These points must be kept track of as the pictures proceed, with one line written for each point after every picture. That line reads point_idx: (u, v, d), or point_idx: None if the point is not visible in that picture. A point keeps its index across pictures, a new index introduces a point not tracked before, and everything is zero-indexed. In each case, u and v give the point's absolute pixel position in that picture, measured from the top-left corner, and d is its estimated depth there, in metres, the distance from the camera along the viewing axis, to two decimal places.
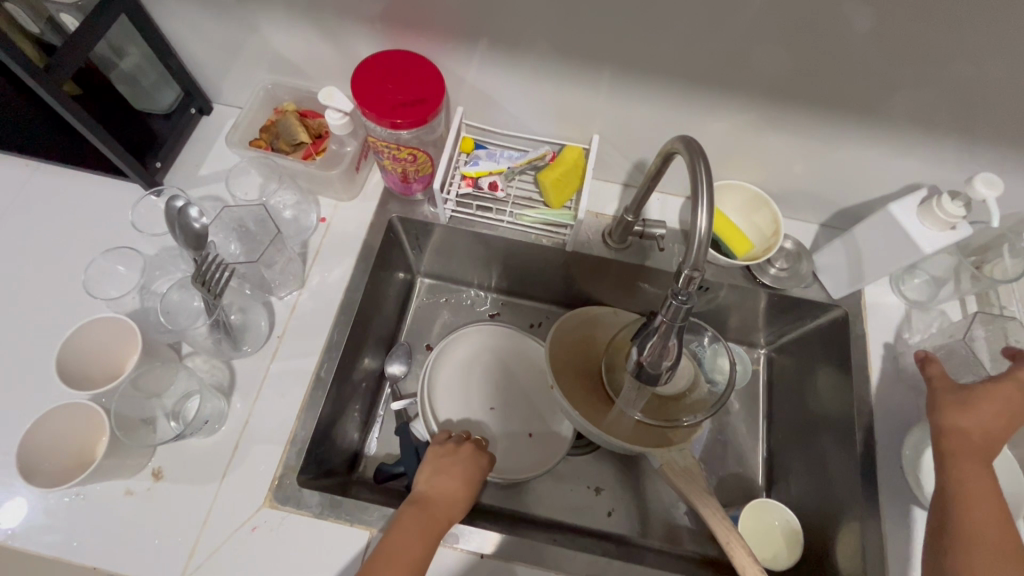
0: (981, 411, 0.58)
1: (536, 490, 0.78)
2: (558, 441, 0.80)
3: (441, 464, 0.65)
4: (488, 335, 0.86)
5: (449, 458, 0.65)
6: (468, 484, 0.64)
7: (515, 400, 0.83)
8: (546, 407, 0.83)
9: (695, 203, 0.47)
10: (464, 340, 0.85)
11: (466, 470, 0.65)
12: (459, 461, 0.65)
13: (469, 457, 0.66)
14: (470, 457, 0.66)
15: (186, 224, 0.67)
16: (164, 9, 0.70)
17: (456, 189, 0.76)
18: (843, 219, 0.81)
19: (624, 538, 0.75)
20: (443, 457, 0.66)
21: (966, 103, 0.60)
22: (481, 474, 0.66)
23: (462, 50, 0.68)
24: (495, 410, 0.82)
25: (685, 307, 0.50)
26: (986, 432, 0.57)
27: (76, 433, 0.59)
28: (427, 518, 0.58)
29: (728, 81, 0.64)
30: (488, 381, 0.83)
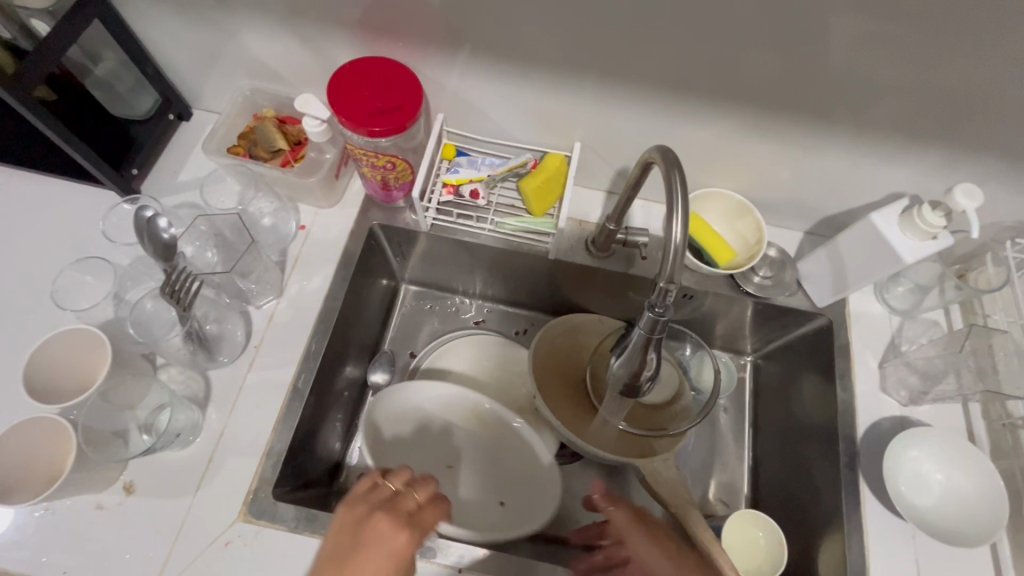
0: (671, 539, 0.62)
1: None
2: (530, 509, 0.72)
3: (343, 547, 0.50)
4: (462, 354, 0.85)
5: (354, 538, 0.50)
6: None
7: (485, 456, 0.77)
8: (521, 466, 0.75)
9: (670, 214, 0.46)
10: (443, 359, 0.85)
11: (376, 559, 0.49)
12: (368, 542, 0.50)
13: (385, 534, 0.51)
14: (382, 540, 0.50)
15: (154, 234, 0.67)
16: (139, 13, 0.69)
17: (437, 198, 0.76)
18: (828, 226, 0.81)
19: None
20: (347, 536, 0.51)
21: (947, 112, 0.59)
22: (400, 561, 0.50)
23: (442, 56, 0.67)
24: (456, 467, 0.76)
25: (663, 318, 0.49)
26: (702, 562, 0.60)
27: (44, 448, 0.58)
28: None
29: (710, 88, 0.64)
30: (460, 435, 0.78)
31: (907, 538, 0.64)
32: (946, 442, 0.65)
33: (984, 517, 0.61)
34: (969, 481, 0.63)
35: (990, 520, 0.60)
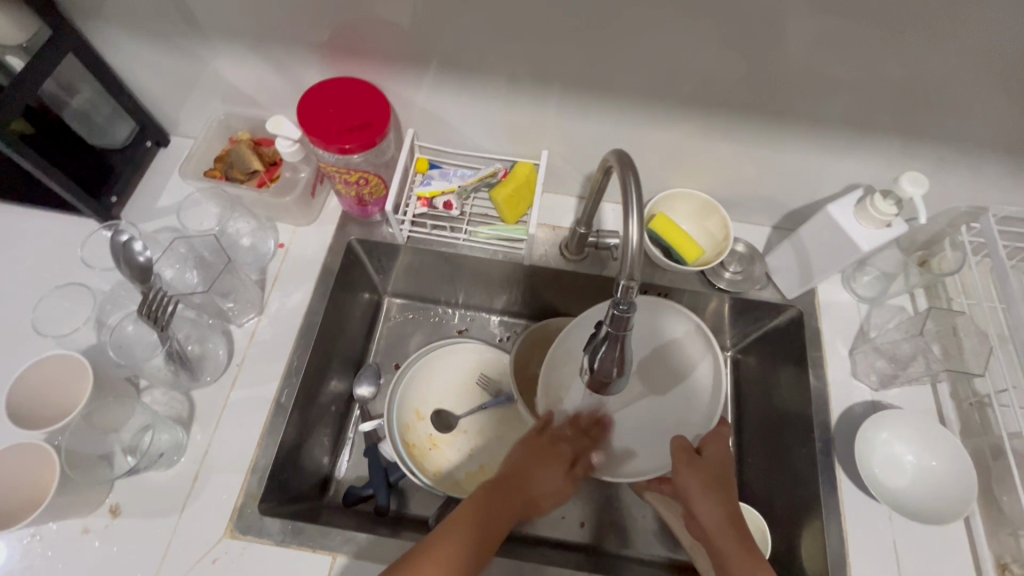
0: (712, 474, 0.59)
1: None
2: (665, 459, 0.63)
3: (532, 454, 0.64)
4: (488, 353, 0.86)
5: (542, 452, 0.64)
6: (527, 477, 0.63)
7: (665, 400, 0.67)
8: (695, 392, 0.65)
9: (626, 215, 0.48)
10: (476, 350, 0.86)
11: (548, 472, 0.63)
12: (548, 453, 0.64)
13: (551, 452, 0.63)
14: (557, 454, 0.63)
15: (130, 258, 0.65)
16: (113, 45, 0.71)
17: (411, 210, 0.78)
18: (793, 220, 0.84)
19: (602, 548, 0.76)
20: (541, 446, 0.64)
21: (894, 105, 0.62)
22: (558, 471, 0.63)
23: (410, 74, 0.70)
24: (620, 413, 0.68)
25: (628, 314, 0.48)
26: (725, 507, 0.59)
27: (26, 474, 0.58)
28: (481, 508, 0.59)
29: (667, 93, 0.66)
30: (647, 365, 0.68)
31: (884, 520, 0.65)
32: (915, 423, 0.66)
33: (953, 494, 0.62)
34: (938, 460, 0.64)
35: (959, 494, 0.62)
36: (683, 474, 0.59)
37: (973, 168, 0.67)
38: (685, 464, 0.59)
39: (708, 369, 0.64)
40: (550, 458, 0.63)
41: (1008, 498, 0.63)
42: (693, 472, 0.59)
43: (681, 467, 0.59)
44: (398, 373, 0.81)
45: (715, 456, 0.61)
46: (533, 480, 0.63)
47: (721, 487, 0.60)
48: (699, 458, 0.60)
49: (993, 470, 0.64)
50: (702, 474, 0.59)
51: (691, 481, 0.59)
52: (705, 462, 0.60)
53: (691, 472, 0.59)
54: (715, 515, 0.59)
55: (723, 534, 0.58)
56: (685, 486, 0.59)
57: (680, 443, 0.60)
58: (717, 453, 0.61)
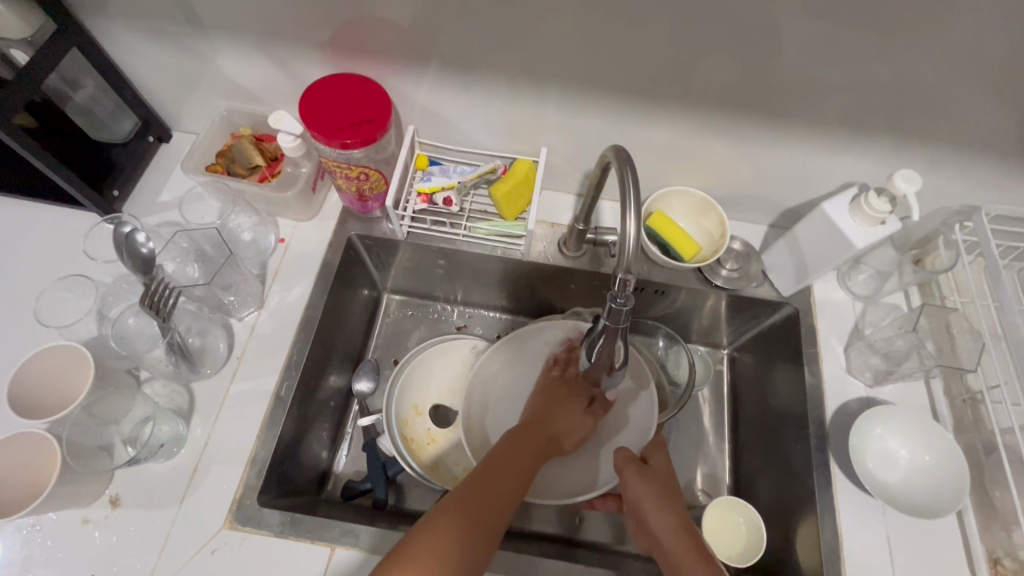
0: (659, 482, 0.62)
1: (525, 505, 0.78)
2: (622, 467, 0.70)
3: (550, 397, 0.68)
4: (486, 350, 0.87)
5: (561, 395, 0.68)
6: (546, 420, 0.66)
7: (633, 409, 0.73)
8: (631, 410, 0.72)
9: (623, 209, 0.49)
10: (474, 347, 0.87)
11: (570, 414, 0.67)
12: (565, 397, 0.68)
13: (566, 396, 0.68)
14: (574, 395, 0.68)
15: (133, 249, 0.65)
16: (116, 40, 0.71)
17: (411, 206, 0.78)
18: (789, 218, 0.84)
19: (606, 545, 0.76)
20: (559, 390, 0.69)
21: (888, 105, 0.63)
22: (577, 412, 0.67)
23: (410, 71, 0.70)
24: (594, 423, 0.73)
25: (625, 309, 0.49)
26: (670, 505, 0.61)
27: (28, 464, 0.58)
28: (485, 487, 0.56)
29: (664, 92, 0.67)
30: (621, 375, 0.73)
31: (877, 515, 0.66)
32: (908, 419, 0.67)
33: (946, 489, 0.63)
34: (931, 456, 0.65)
35: (951, 490, 0.63)
36: (630, 482, 0.62)
37: (967, 167, 0.68)
38: (632, 471, 0.63)
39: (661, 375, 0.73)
40: (567, 399, 0.67)
41: (1000, 493, 0.63)
42: (639, 479, 0.62)
43: (630, 475, 0.62)
44: (398, 372, 0.81)
45: (659, 467, 0.65)
46: (553, 421, 0.66)
47: (664, 489, 0.62)
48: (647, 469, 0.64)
49: (984, 465, 0.65)
50: (650, 481, 0.62)
51: (642, 488, 0.61)
52: (651, 471, 0.63)
53: (637, 479, 0.62)
54: (661, 522, 0.60)
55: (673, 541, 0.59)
56: (631, 492, 0.62)
57: (626, 453, 0.64)
58: (661, 465, 0.65)
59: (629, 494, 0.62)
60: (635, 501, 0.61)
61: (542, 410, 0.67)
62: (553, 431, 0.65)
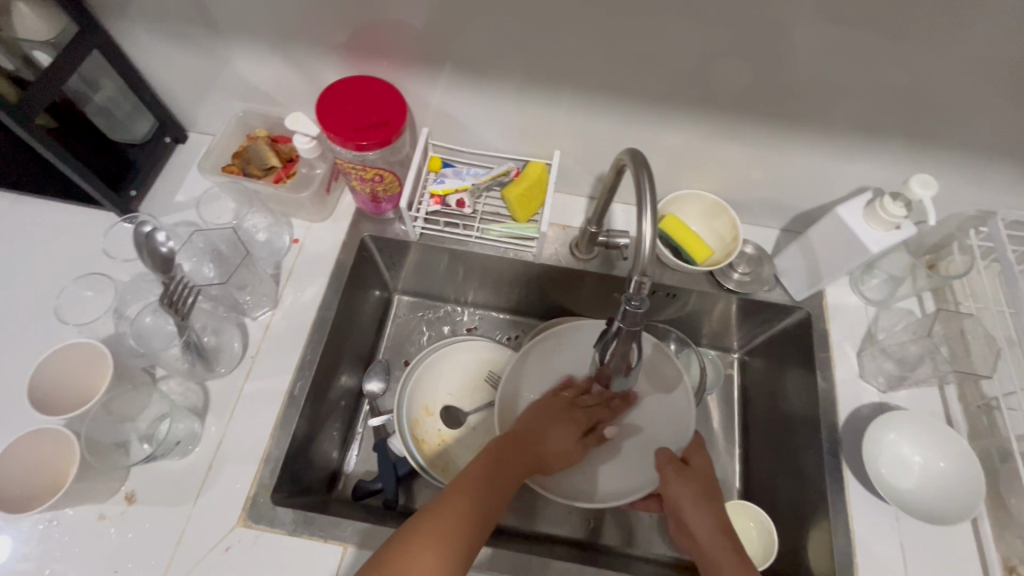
0: (698, 484, 0.64)
1: (535, 508, 0.78)
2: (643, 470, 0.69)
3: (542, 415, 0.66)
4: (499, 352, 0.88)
5: (554, 414, 0.66)
6: (534, 440, 0.64)
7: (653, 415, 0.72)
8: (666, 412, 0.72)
9: (640, 212, 0.49)
10: (485, 349, 0.88)
11: (560, 436, 0.65)
12: (555, 416, 0.66)
13: (559, 414, 0.66)
14: (564, 419, 0.66)
15: (153, 249, 0.68)
16: (136, 42, 0.72)
17: (424, 208, 0.78)
18: (801, 223, 0.84)
19: (621, 549, 0.76)
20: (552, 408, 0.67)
21: (904, 109, 0.63)
22: (565, 437, 0.65)
23: (425, 74, 0.71)
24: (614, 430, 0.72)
25: (640, 311, 0.49)
26: (711, 508, 0.62)
27: (46, 460, 0.59)
28: (462, 503, 0.55)
29: (679, 95, 0.67)
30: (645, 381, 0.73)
31: (891, 521, 0.65)
32: (922, 425, 0.67)
33: (960, 495, 0.63)
34: (945, 462, 0.65)
35: (966, 495, 0.62)
36: (671, 480, 0.64)
37: (982, 172, 0.68)
38: (674, 471, 0.65)
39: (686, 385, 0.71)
40: (562, 420, 0.66)
41: (1015, 500, 0.63)
42: (679, 479, 0.64)
43: (670, 476, 0.64)
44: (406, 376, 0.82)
45: (702, 471, 0.66)
46: (543, 442, 0.64)
47: (709, 492, 0.64)
48: (688, 470, 0.65)
49: (999, 472, 0.65)
50: (689, 483, 0.64)
51: (681, 488, 0.63)
52: (693, 472, 0.65)
53: (677, 479, 0.64)
54: (701, 523, 0.61)
55: (710, 543, 0.60)
56: (671, 492, 0.64)
57: (666, 453, 0.66)
58: (702, 467, 0.66)
59: (671, 493, 0.64)
60: (674, 501, 0.63)
61: (534, 425, 0.65)
62: (541, 452, 0.63)
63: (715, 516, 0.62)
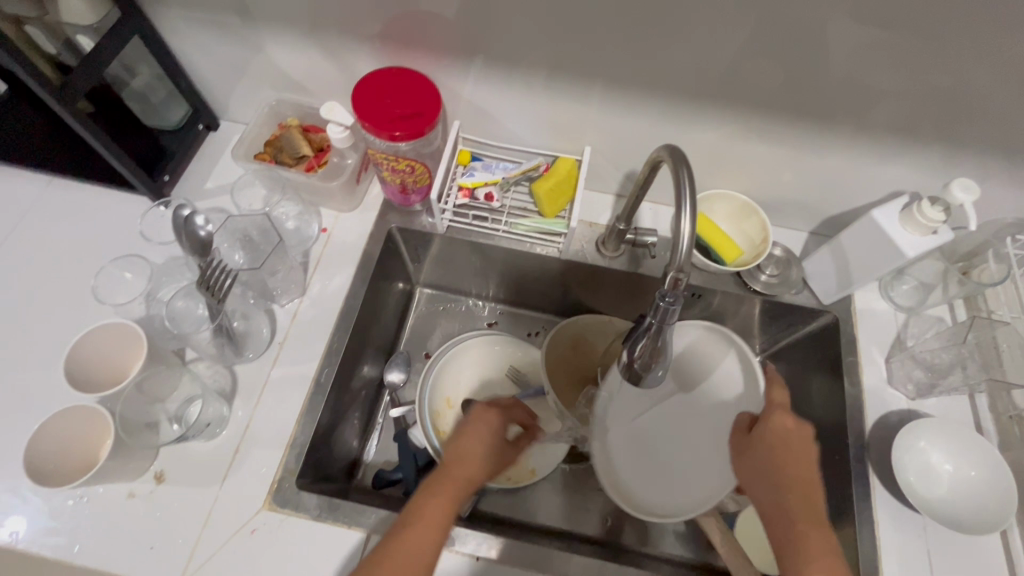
0: (767, 455, 0.53)
1: (556, 507, 0.78)
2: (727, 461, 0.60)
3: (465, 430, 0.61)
4: (515, 346, 0.88)
5: (473, 427, 0.61)
6: (466, 458, 0.58)
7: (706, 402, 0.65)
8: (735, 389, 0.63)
9: (679, 210, 0.49)
10: (500, 343, 0.88)
11: (485, 443, 0.60)
12: (478, 427, 0.61)
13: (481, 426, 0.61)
14: (489, 425, 0.61)
15: (192, 231, 0.74)
16: (175, 28, 0.73)
17: (453, 201, 0.78)
18: (832, 226, 0.83)
19: (639, 548, 0.76)
20: (476, 419, 0.61)
21: (944, 114, 0.62)
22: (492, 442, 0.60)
23: (458, 66, 0.71)
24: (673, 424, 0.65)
25: (673, 309, 0.49)
26: (778, 484, 0.52)
27: (83, 434, 0.60)
28: (405, 542, 0.51)
29: (713, 94, 0.67)
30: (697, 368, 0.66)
31: (918, 529, 0.65)
32: (953, 433, 0.66)
33: (992, 505, 0.62)
34: (977, 471, 0.64)
35: (998, 506, 0.61)
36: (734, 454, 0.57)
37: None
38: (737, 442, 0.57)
39: (733, 358, 0.63)
40: (483, 429, 0.60)
41: None
42: (740, 451, 0.56)
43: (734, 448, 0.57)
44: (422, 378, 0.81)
45: (780, 438, 0.54)
46: (470, 458, 0.58)
47: (783, 463, 0.53)
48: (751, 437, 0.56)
49: None
50: (752, 455, 0.54)
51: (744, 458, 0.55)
52: (766, 436, 0.54)
53: (739, 451, 0.56)
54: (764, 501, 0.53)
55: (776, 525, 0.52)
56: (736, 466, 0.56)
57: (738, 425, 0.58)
58: (784, 431, 0.54)
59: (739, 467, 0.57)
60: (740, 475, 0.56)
61: (457, 446, 0.59)
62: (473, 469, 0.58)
63: (778, 493, 0.52)
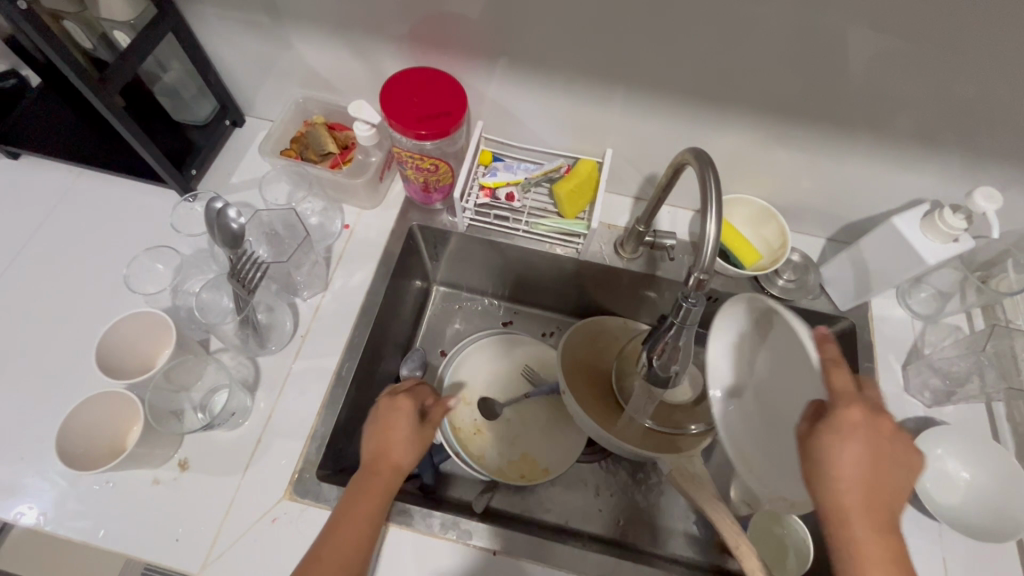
0: (852, 454, 0.44)
1: (569, 506, 0.79)
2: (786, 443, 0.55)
3: (379, 426, 0.63)
4: (528, 345, 0.89)
5: (386, 420, 0.63)
6: (383, 452, 0.61)
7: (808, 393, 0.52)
8: (800, 359, 0.53)
9: (705, 214, 0.49)
10: (512, 341, 0.89)
11: (404, 432, 0.63)
12: (391, 420, 0.63)
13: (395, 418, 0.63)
14: (404, 416, 0.64)
15: (223, 225, 0.68)
16: (207, 26, 0.75)
17: (474, 200, 0.79)
18: (849, 233, 0.84)
19: (651, 550, 0.76)
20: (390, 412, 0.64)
21: (966, 124, 0.62)
22: (409, 431, 0.63)
23: (484, 67, 0.72)
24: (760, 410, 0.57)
25: (696, 310, 0.51)
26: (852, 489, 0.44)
27: (111, 420, 0.62)
28: (338, 546, 0.55)
29: (736, 100, 0.68)
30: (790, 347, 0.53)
31: (933, 536, 0.65)
32: (971, 441, 0.66)
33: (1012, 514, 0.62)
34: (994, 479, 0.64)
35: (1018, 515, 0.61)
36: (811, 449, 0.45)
37: None
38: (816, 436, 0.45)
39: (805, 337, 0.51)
40: (395, 423, 0.63)
41: None
42: (821, 448, 0.45)
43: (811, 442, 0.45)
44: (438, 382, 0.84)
45: (861, 433, 0.45)
46: (388, 453, 0.61)
47: (847, 476, 0.44)
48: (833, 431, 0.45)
49: None
50: (837, 453, 0.44)
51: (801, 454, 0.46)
52: (828, 437, 0.45)
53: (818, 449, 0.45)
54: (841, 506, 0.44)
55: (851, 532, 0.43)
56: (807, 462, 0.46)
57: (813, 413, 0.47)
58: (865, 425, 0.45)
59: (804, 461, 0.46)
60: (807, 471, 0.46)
61: (374, 444, 0.62)
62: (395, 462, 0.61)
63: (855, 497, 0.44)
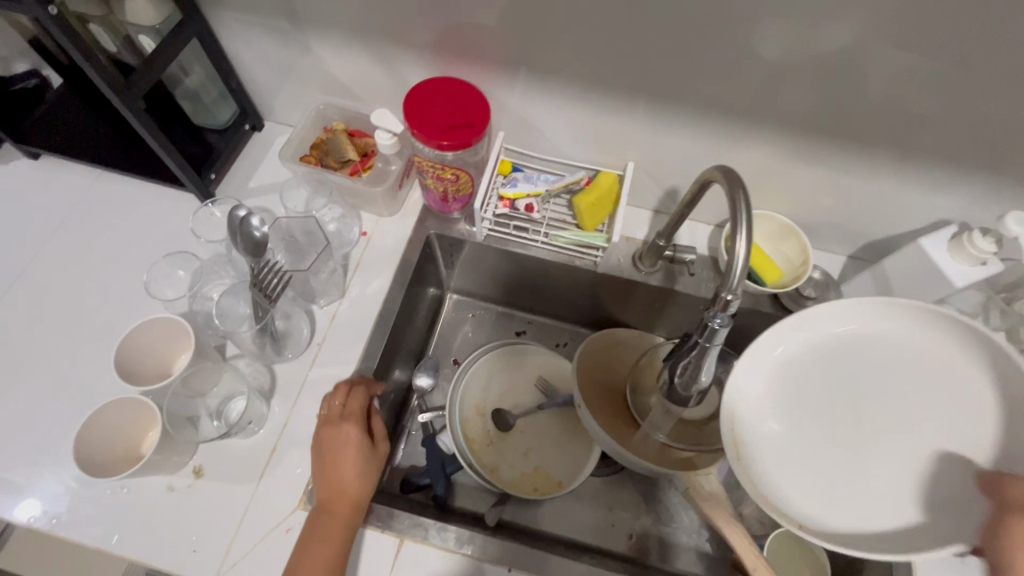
0: None
1: (582, 521, 0.78)
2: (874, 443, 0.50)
3: (325, 455, 0.62)
4: (540, 356, 0.88)
5: (332, 447, 0.63)
6: (337, 479, 0.61)
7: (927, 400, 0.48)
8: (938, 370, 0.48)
9: (734, 231, 0.48)
10: (526, 351, 0.88)
11: (353, 454, 0.62)
12: (337, 445, 0.63)
13: (339, 444, 0.63)
14: (352, 439, 0.63)
15: (247, 233, 0.68)
16: (230, 31, 0.75)
17: (494, 210, 0.79)
18: (870, 251, 0.83)
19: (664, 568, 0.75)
20: (334, 438, 0.63)
21: (996, 146, 0.61)
22: (358, 450, 0.63)
23: (507, 78, 0.72)
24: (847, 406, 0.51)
25: (723, 329, 0.50)
26: None
27: (128, 425, 0.61)
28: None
29: (762, 116, 0.67)
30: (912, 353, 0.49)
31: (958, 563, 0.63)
32: None
33: None
34: None
35: None
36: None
37: None
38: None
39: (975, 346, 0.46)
40: (341, 447, 0.62)
41: None
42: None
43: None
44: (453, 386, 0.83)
45: None
46: (340, 482, 0.61)
47: None
48: None
49: None
50: None
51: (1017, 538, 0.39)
52: None
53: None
54: None
55: None
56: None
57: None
58: None
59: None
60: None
61: (325, 474, 0.61)
62: (350, 485, 0.61)
63: None
